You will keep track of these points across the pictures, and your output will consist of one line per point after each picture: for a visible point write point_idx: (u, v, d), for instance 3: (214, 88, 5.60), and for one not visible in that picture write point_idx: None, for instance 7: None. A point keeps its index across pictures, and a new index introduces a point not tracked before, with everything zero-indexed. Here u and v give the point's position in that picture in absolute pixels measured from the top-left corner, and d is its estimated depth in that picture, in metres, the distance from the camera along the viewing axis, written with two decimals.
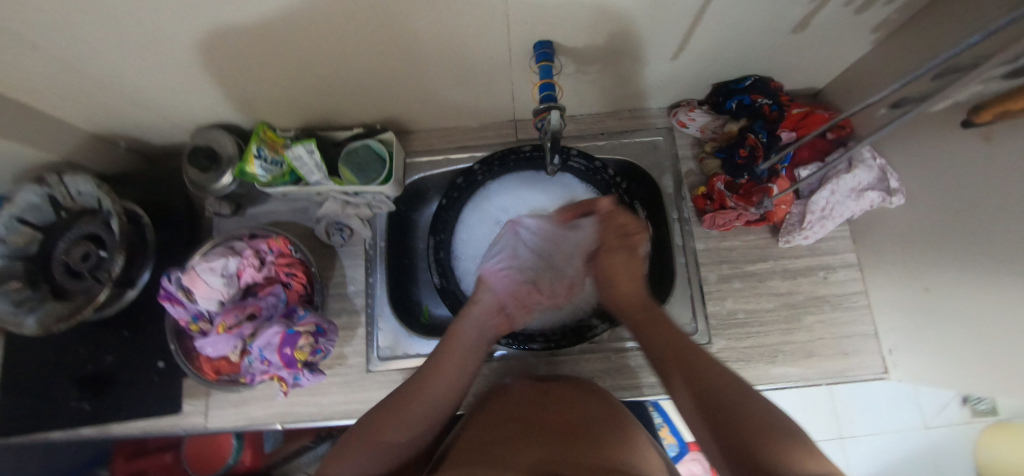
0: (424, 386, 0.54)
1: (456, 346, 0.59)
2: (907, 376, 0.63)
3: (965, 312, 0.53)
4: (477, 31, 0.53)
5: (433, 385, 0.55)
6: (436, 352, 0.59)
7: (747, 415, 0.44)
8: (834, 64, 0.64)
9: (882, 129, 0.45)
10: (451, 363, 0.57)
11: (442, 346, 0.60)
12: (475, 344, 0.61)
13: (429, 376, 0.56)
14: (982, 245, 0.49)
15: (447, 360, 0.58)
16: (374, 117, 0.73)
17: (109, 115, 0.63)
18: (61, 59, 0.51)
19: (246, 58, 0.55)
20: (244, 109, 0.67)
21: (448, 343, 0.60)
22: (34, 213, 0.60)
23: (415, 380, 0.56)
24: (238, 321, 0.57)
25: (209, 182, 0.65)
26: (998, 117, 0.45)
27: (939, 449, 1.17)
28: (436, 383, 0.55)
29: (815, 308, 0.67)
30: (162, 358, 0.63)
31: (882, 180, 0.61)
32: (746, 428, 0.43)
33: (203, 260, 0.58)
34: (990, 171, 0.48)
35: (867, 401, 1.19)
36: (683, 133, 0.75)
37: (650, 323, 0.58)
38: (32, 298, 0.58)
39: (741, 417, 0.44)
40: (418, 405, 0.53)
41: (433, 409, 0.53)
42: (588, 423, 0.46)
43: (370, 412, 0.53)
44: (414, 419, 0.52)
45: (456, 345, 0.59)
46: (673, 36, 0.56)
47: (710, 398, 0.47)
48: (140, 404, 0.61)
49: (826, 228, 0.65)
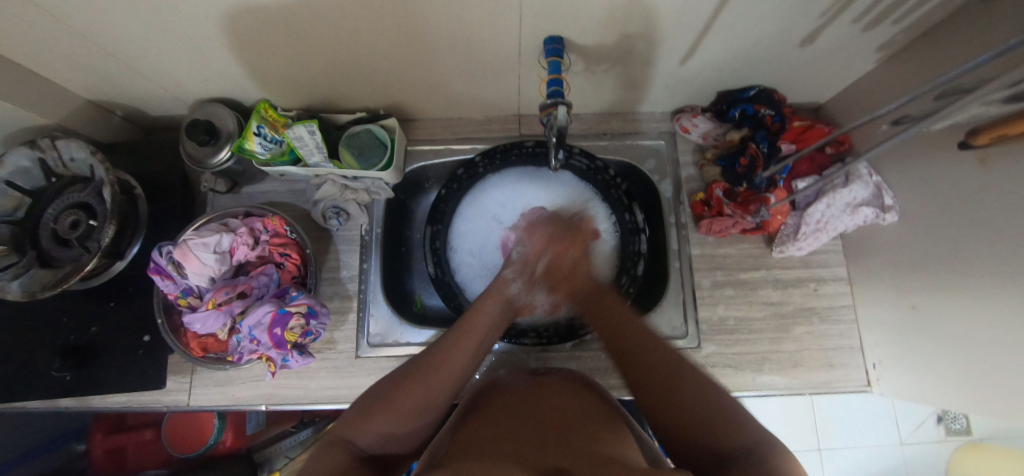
0: (445, 365, 0.51)
1: (476, 328, 0.56)
2: (889, 391, 0.64)
3: (951, 331, 0.54)
4: (488, 21, 0.53)
5: (454, 366, 0.52)
6: (455, 330, 0.56)
7: (689, 394, 0.45)
8: (838, 80, 0.65)
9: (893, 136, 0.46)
10: (470, 344, 0.55)
11: (461, 324, 0.57)
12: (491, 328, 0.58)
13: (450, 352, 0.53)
14: (972, 264, 0.50)
15: (468, 341, 0.55)
16: (378, 103, 0.72)
17: (108, 83, 0.62)
18: (61, 20, 0.49)
19: (253, 33, 0.54)
20: (246, 86, 0.66)
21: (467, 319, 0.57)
22: (24, 178, 0.59)
23: (435, 355, 0.52)
24: (228, 298, 0.56)
25: (205, 158, 0.63)
26: (997, 140, 0.45)
27: (913, 466, 1.20)
28: (456, 362, 0.52)
29: (804, 319, 0.68)
30: (148, 332, 0.62)
31: (876, 197, 0.61)
32: (683, 409, 0.44)
33: (196, 235, 0.57)
34: (986, 193, 0.48)
35: (845, 414, 1.22)
36: (685, 139, 0.75)
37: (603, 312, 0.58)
38: (17, 263, 0.57)
39: (679, 397, 0.45)
40: (439, 384, 0.50)
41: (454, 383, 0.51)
42: (582, 415, 0.46)
43: (381, 385, 0.50)
44: (433, 398, 0.49)
45: (475, 326, 0.57)
46: (684, 40, 0.56)
47: (651, 380, 0.48)
48: (123, 377, 0.61)
49: (819, 241, 0.65)
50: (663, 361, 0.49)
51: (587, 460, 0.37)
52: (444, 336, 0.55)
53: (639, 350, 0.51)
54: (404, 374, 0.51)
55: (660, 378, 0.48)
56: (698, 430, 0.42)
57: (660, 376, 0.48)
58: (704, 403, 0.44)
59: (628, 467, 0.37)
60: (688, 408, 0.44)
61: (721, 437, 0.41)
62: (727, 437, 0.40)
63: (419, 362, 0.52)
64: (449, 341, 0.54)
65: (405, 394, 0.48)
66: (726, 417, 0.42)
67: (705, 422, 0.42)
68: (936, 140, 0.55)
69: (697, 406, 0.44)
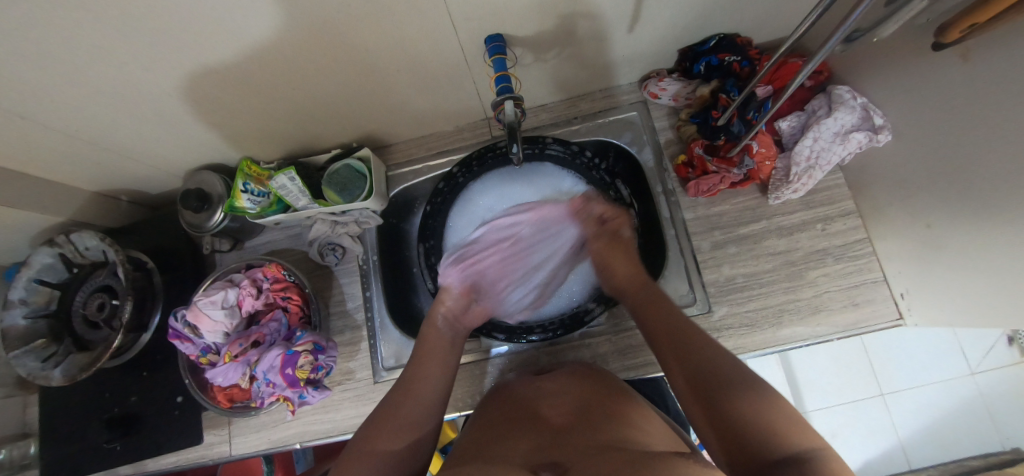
0: (412, 390, 0.56)
1: (432, 348, 0.62)
2: (924, 320, 0.59)
3: (970, 242, 0.50)
4: (426, 34, 0.54)
5: (423, 386, 0.57)
6: (415, 358, 0.61)
7: (733, 383, 0.45)
8: (801, 11, 0.62)
9: (810, 63, 0.42)
10: (431, 363, 0.60)
11: (418, 351, 0.62)
12: (448, 348, 0.63)
13: (415, 378, 0.58)
14: (979, 167, 0.47)
15: (427, 365, 0.59)
16: (349, 137, 0.75)
17: (105, 172, 0.68)
18: (48, 121, 0.55)
19: (216, 94, 0.57)
20: (225, 148, 0.69)
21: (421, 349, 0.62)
22: (51, 273, 0.65)
23: (405, 384, 0.57)
24: (243, 349, 0.60)
25: (202, 222, 0.67)
26: (973, 31, 0.42)
27: (989, 396, 1.14)
28: (423, 385, 0.57)
29: (818, 262, 0.64)
30: (180, 393, 0.67)
31: (866, 120, 0.58)
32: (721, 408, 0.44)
33: (204, 295, 0.61)
34: (980, 86, 0.45)
35: (902, 354, 1.16)
36: (656, 105, 0.74)
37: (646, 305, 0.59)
38: (57, 352, 0.63)
39: (724, 399, 0.44)
40: (409, 409, 0.54)
41: (424, 410, 0.55)
42: (575, 412, 0.46)
43: (368, 422, 0.54)
44: (411, 420, 0.53)
45: (429, 350, 0.62)
46: (622, 9, 0.55)
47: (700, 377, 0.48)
48: (166, 437, 0.65)
49: (816, 178, 0.61)
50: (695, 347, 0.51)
51: (587, 451, 0.38)
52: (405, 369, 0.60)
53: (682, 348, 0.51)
54: (382, 407, 0.55)
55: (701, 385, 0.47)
56: (741, 424, 0.42)
57: (703, 376, 0.47)
58: (750, 399, 0.43)
59: (632, 453, 0.37)
60: (729, 416, 0.43)
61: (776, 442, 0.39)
62: (776, 441, 0.39)
63: (394, 391, 0.57)
64: (412, 370, 0.59)
65: (386, 424, 0.52)
66: (764, 400, 0.43)
67: (766, 420, 0.41)
68: (917, 45, 0.51)
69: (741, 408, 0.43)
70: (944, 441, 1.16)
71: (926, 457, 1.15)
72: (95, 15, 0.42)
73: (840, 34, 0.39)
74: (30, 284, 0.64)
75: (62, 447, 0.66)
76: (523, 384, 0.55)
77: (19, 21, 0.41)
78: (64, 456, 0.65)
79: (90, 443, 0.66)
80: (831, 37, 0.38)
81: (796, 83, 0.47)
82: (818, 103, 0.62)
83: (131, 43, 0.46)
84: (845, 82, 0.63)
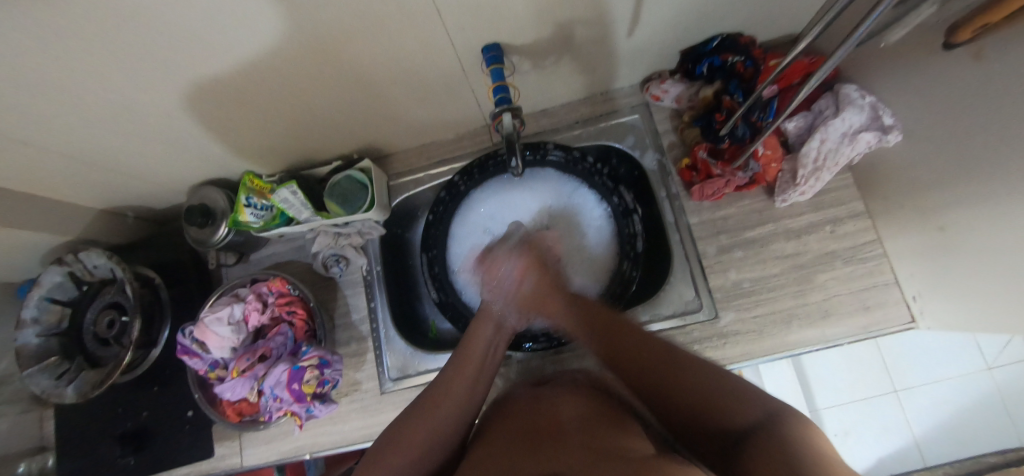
0: (446, 396, 0.56)
1: (472, 354, 0.60)
2: (937, 324, 0.58)
3: (984, 246, 0.48)
4: (422, 45, 0.53)
5: (456, 394, 0.56)
6: (454, 360, 0.60)
7: (677, 372, 0.46)
8: (809, 9, 0.60)
9: (814, 78, 0.43)
10: (469, 370, 0.59)
11: (457, 356, 0.61)
12: (489, 351, 0.61)
13: (452, 381, 0.57)
14: (991, 170, 0.45)
15: (466, 368, 0.59)
16: (350, 148, 0.75)
17: (110, 190, 0.68)
18: (53, 143, 0.56)
19: (217, 110, 0.57)
20: (227, 163, 0.70)
21: (463, 351, 0.61)
22: (60, 291, 0.66)
23: (434, 392, 0.57)
24: (251, 364, 0.61)
25: (207, 237, 0.68)
26: (984, 30, 0.41)
27: (1008, 390, 1.12)
28: (459, 390, 0.56)
29: (827, 265, 0.62)
30: (190, 408, 0.68)
31: (875, 120, 0.56)
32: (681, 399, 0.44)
33: (210, 312, 0.62)
34: (993, 87, 0.43)
35: (917, 350, 1.14)
36: (659, 107, 0.72)
37: (602, 322, 0.57)
38: (69, 370, 0.64)
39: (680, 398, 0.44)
40: (445, 415, 0.54)
41: (457, 419, 0.54)
42: (579, 419, 0.47)
43: (386, 430, 0.54)
44: (440, 426, 0.53)
45: (471, 353, 0.60)
46: (620, 14, 0.54)
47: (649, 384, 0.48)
48: (177, 451, 0.67)
49: (823, 180, 0.60)
50: (636, 349, 0.51)
51: (593, 459, 0.38)
52: (444, 370, 0.60)
53: (639, 364, 0.50)
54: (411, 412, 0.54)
55: (654, 376, 0.48)
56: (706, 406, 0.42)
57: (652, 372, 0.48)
58: (702, 382, 0.44)
59: (632, 460, 0.38)
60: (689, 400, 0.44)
61: (726, 421, 0.40)
62: (731, 419, 0.40)
63: (421, 399, 0.56)
64: (448, 375, 0.58)
65: (416, 428, 0.52)
66: (713, 380, 0.44)
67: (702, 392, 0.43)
68: (928, 43, 0.50)
69: (696, 387, 0.44)
70: (961, 437, 1.14)
71: (940, 454, 1.14)
72: (92, 39, 0.43)
73: (847, 45, 0.39)
74: (40, 303, 0.65)
75: (79, 461, 0.67)
76: (529, 395, 0.55)
77: (18, 50, 0.42)
78: (79, 470, 0.67)
79: (104, 457, 0.67)
80: (836, 51, 0.38)
81: (803, 92, 0.46)
82: (824, 103, 0.60)
83: (130, 64, 0.47)
84: (855, 80, 0.61)
